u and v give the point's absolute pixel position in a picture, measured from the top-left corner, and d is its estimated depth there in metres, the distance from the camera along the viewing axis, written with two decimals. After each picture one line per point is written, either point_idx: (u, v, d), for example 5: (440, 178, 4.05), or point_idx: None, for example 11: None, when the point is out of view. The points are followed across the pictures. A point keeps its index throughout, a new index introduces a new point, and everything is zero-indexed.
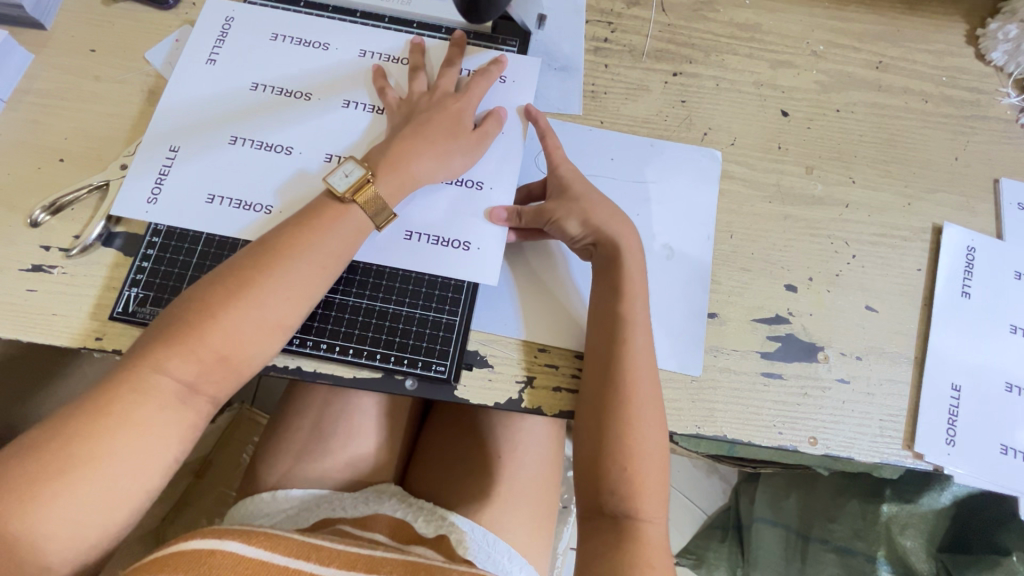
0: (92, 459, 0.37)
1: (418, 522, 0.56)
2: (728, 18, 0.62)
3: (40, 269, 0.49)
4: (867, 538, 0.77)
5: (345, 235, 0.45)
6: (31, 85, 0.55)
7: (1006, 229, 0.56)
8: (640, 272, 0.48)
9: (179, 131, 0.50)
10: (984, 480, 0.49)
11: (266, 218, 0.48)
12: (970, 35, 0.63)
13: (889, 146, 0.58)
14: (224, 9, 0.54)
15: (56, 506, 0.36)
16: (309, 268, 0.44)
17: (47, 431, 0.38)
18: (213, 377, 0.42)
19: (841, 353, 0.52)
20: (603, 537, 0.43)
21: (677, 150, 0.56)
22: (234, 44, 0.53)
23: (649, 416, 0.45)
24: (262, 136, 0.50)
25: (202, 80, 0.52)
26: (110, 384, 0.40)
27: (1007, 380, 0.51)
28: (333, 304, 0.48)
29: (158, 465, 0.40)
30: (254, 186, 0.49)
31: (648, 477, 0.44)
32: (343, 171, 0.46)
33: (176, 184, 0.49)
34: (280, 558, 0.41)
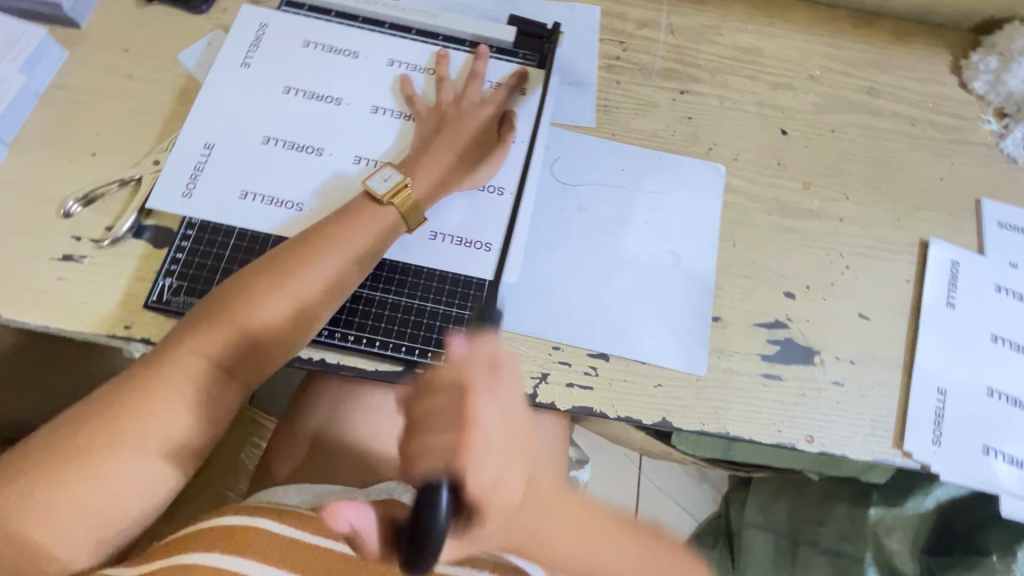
0: (132, 438, 0.40)
1: None
2: (732, 42, 0.66)
3: (71, 259, 0.51)
4: (855, 541, 0.79)
5: (380, 234, 0.49)
6: (64, 81, 0.57)
7: (986, 245, 0.60)
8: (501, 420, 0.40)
9: (214, 129, 0.52)
10: (967, 478, 0.52)
11: (297, 215, 0.51)
12: (954, 65, 0.67)
13: (880, 165, 0.62)
14: (259, 16, 0.56)
15: (102, 480, 0.39)
16: (343, 263, 0.47)
17: (91, 409, 0.41)
18: (248, 361, 0.45)
19: (835, 357, 0.55)
20: None
21: (684, 163, 0.60)
22: (268, 49, 0.55)
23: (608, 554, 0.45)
24: (294, 137, 0.53)
25: (237, 82, 0.54)
26: (154, 364, 0.42)
27: (988, 386, 0.55)
28: (360, 299, 0.50)
29: (194, 446, 0.43)
30: (287, 185, 0.51)
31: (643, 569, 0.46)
32: (381, 175, 0.50)
33: (211, 180, 0.51)
34: (311, 537, 0.44)
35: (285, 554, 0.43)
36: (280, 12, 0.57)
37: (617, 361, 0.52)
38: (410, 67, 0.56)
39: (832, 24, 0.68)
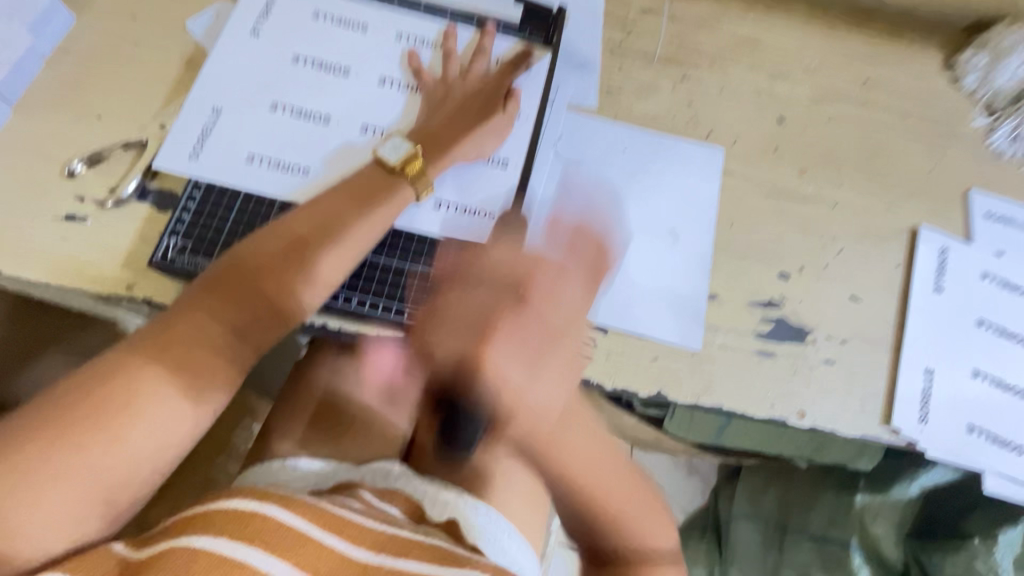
0: (150, 397, 0.41)
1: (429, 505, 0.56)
2: (733, 32, 0.67)
3: (73, 219, 0.51)
4: (841, 525, 0.82)
5: (391, 204, 0.50)
6: (71, 45, 0.57)
7: (973, 233, 0.62)
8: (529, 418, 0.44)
9: (223, 94, 0.53)
10: (952, 455, 0.54)
11: (304, 180, 0.51)
12: (946, 62, 0.69)
13: (873, 154, 0.64)
14: None
15: (120, 436, 0.40)
16: (358, 232, 0.49)
17: (96, 374, 0.41)
18: (263, 326, 0.47)
19: (828, 336, 0.56)
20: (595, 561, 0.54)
21: (683, 146, 0.61)
22: (279, 19, 0.56)
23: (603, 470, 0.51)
24: (303, 105, 0.53)
25: (246, 50, 0.54)
26: (170, 327, 0.43)
27: (974, 367, 0.56)
28: (367, 265, 0.51)
29: (206, 408, 0.44)
30: (294, 149, 0.52)
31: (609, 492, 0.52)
32: (392, 144, 0.51)
33: (218, 142, 0.51)
34: (315, 532, 0.43)
35: (289, 543, 0.42)
36: None
37: (615, 334, 0.53)
38: (418, 41, 0.57)
39: (830, 19, 0.70)
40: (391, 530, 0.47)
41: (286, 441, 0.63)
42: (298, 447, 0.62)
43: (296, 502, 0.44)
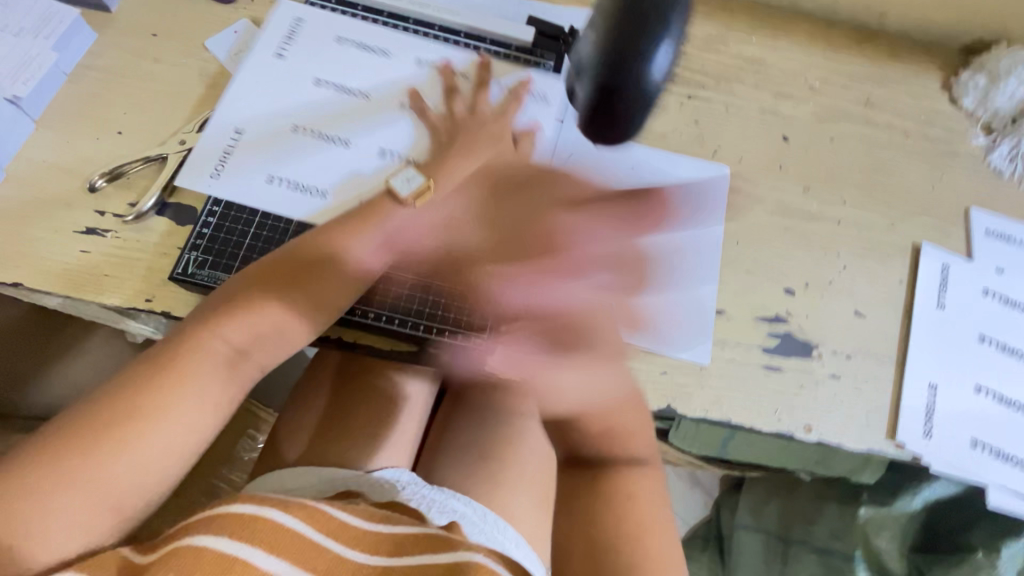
0: (154, 411, 0.42)
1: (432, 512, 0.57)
2: (737, 52, 0.69)
3: (94, 232, 0.52)
4: (845, 538, 0.82)
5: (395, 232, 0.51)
6: (93, 61, 0.58)
7: (974, 250, 0.63)
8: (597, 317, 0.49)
9: (247, 114, 0.54)
10: (956, 469, 0.55)
11: (322, 203, 0.52)
12: (945, 82, 0.71)
13: (876, 172, 0.65)
14: (294, 11, 0.58)
15: (127, 450, 0.41)
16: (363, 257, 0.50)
17: (105, 396, 0.42)
18: (263, 346, 0.47)
19: (833, 351, 0.57)
20: (577, 490, 0.50)
21: (689, 163, 0.62)
22: (303, 43, 0.57)
23: (631, 426, 0.48)
24: (323, 129, 0.54)
25: (271, 75, 0.56)
26: (174, 346, 0.45)
27: (976, 383, 0.57)
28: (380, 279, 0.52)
29: (209, 419, 0.45)
30: (313, 172, 0.53)
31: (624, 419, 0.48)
32: (405, 175, 0.53)
33: (239, 162, 0.53)
34: (313, 534, 0.43)
35: (289, 545, 0.42)
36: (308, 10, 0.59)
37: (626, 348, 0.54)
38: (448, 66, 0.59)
39: (832, 39, 0.71)
40: (390, 528, 0.47)
41: (295, 449, 0.63)
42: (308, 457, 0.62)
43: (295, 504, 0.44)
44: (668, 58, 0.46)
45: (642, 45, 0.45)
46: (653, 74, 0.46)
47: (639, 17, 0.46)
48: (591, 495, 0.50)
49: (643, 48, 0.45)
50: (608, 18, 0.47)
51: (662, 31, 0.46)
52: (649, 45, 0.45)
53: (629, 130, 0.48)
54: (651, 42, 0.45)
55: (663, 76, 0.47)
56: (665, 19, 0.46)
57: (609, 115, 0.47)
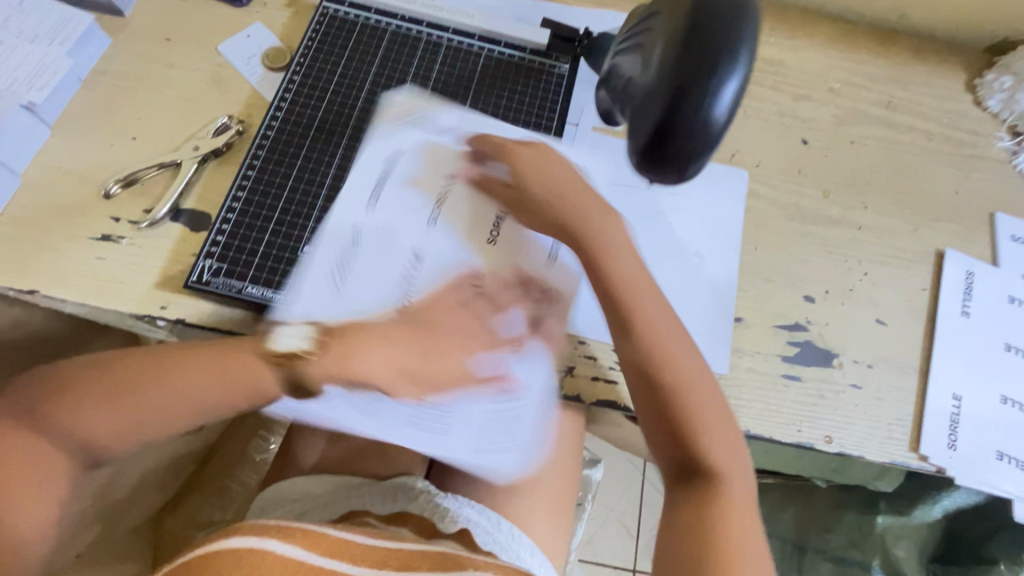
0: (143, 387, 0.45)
1: (438, 520, 0.57)
2: (755, 54, 0.68)
3: (109, 239, 0.52)
4: (863, 547, 0.82)
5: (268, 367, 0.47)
6: (107, 66, 0.58)
7: (1000, 257, 0.62)
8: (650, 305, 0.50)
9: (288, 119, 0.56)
10: (983, 483, 0.53)
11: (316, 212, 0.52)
12: (969, 84, 0.69)
13: (898, 177, 0.64)
14: (356, 26, 0.60)
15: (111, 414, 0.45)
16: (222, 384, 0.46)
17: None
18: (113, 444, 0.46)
19: (854, 360, 0.56)
20: (693, 509, 0.46)
21: (706, 167, 0.61)
22: (353, 55, 0.59)
23: (705, 400, 0.48)
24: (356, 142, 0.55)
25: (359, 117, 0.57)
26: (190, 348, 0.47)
27: (1002, 394, 0.56)
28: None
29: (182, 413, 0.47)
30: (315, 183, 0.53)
31: (707, 417, 0.47)
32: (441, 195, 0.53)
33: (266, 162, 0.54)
34: (316, 558, 0.46)
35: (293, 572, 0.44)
36: (323, 15, 0.60)
37: None
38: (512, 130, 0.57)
39: (852, 39, 0.70)
40: (394, 546, 0.50)
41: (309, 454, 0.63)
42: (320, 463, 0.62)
43: (293, 531, 0.47)
44: (736, 95, 0.40)
45: (707, 82, 0.40)
46: (715, 112, 0.40)
47: (703, 50, 0.40)
48: (701, 495, 0.46)
49: (705, 85, 0.40)
50: (668, 48, 0.42)
51: (728, 65, 0.40)
52: (713, 81, 0.40)
53: (685, 170, 0.43)
54: (713, 85, 0.40)
55: (727, 116, 0.41)
56: (734, 52, 0.40)
57: (665, 153, 0.42)
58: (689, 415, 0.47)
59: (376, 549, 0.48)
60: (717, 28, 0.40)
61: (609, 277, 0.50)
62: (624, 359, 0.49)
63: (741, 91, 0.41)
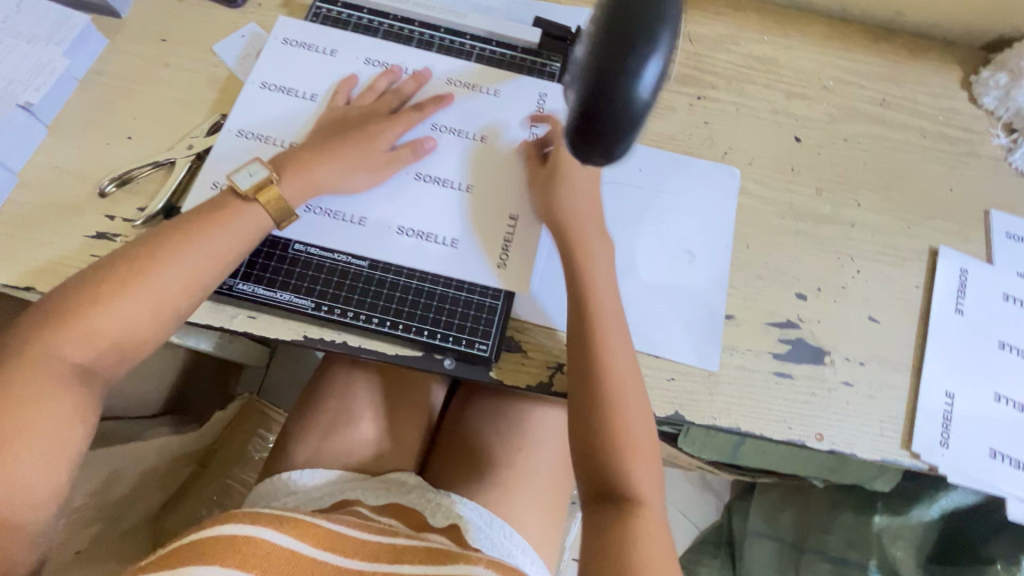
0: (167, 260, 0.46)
1: (429, 514, 0.58)
2: (749, 52, 0.67)
3: (104, 237, 0.52)
4: (860, 547, 0.79)
5: (243, 231, 0.49)
6: (104, 67, 0.59)
7: (994, 255, 0.61)
8: (606, 315, 0.50)
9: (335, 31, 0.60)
10: (975, 481, 0.53)
11: (302, 104, 0.57)
12: (965, 80, 0.69)
13: (891, 174, 0.64)
14: (349, 22, 0.60)
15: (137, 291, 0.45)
16: (201, 259, 0.47)
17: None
18: (107, 357, 0.45)
19: (846, 357, 0.56)
20: (604, 517, 0.47)
21: (698, 166, 0.61)
22: (350, 37, 0.59)
23: (632, 405, 0.48)
24: (383, 58, 0.59)
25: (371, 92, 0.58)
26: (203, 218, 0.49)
27: (996, 391, 0.56)
28: (373, 279, 0.52)
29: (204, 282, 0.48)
30: (308, 78, 0.58)
31: (634, 428, 0.48)
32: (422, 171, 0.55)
33: (299, 48, 0.58)
34: (309, 549, 0.47)
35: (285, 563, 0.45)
36: (316, 15, 0.60)
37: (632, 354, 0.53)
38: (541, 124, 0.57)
39: (846, 36, 0.70)
40: (386, 540, 0.51)
41: (303, 449, 0.63)
42: (311, 458, 0.62)
43: (286, 522, 0.47)
44: (659, 75, 0.36)
45: (626, 61, 0.35)
46: (636, 94, 0.36)
47: (624, 29, 0.36)
48: (612, 515, 0.47)
49: (625, 66, 0.35)
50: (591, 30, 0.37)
51: (649, 48, 0.35)
52: (633, 60, 0.35)
53: (611, 155, 0.39)
54: (633, 65, 0.35)
55: (649, 97, 0.36)
56: (653, 29, 0.36)
57: (585, 140, 0.38)
58: (620, 435, 0.48)
59: (367, 543, 0.49)
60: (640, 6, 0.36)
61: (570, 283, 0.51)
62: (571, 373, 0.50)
63: (664, 71, 0.36)
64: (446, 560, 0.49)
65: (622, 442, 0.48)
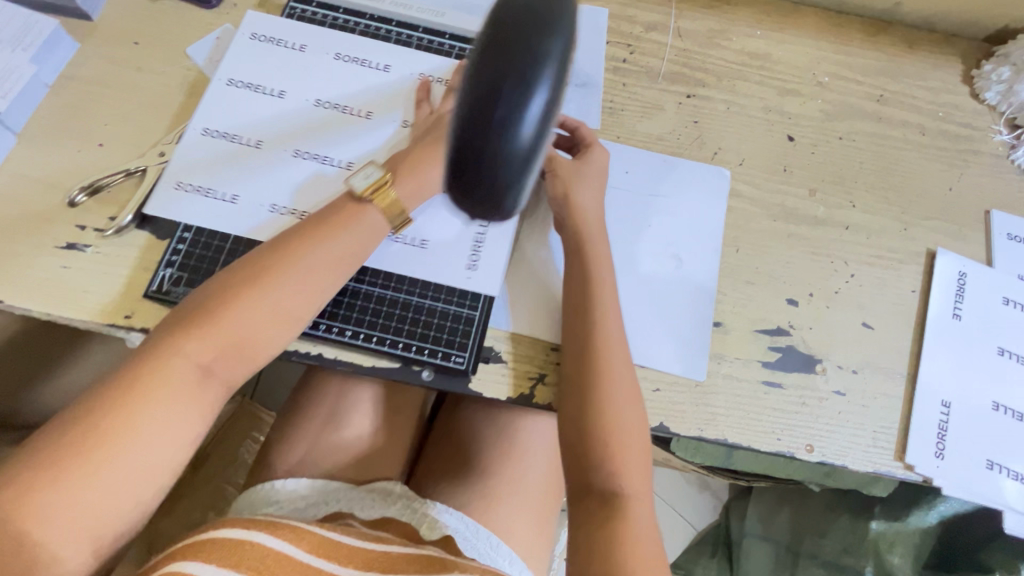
0: (297, 258, 0.46)
1: (422, 526, 0.57)
2: (740, 47, 0.65)
3: (74, 247, 0.51)
4: (856, 553, 0.79)
5: (365, 234, 0.48)
6: (75, 72, 0.57)
7: (995, 257, 0.59)
8: (614, 302, 0.49)
9: (308, 27, 0.59)
10: (970, 493, 0.51)
11: (268, 100, 0.56)
12: (966, 75, 0.66)
13: (888, 174, 0.62)
14: (321, 23, 0.59)
15: (270, 290, 0.45)
16: (326, 263, 0.47)
17: (78, 411, 0.40)
18: (227, 360, 0.45)
19: (838, 365, 0.54)
20: (588, 519, 0.44)
21: (688, 167, 0.59)
22: (322, 34, 0.58)
23: (630, 402, 0.46)
24: (358, 54, 0.58)
25: (342, 88, 0.57)
26: (328, 217, 0.48)
27: (994, 400, 0.54)
28: (346, 290, 0.51)
29: (328, 284, 0.47)
30: (272, 75, 0.57)
31: (629, 427, 0.46)
32: (364, 173, 0.49)
33: (266, 45, 0.57)
34: (304, 554, 0.46)
35: (280, 568, 0.44)
36: (290, 15, 0.59)
37: None
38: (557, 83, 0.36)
39: (843, 30, 0.67)
40: (379, 547, 0.50)
41: (284, 460, 0.61)
42: (294, 466, 0.60)
43: (279, 527, 0.46)
44: (546, 120, 0.27)
45: (500, 107, 0.26)
46: (515, 144, 0.27)
47: (500, 65, 0.27)
48: (599, 517, 0.44)
49: (504, 113, 0.26)
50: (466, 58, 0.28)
51: (534, 80, 0.27)
52: (509, 105, 0.26)
53: (503, 207, 0.30)
54: (513, 107, 0.26)
55: (532, 142, 0.27)
56: (534, 64, 0.27)
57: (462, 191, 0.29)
58: (614, 434, 0.45)
59: (360, 551, 0.49)
60: (525, 33, 0.27)
61: (584, 274, 0.49)
62: (570, 362, 0.48)
63: (555, 108, 0.28)
64: (440, 569, 0.49)
65: (616, 438, 0.45)
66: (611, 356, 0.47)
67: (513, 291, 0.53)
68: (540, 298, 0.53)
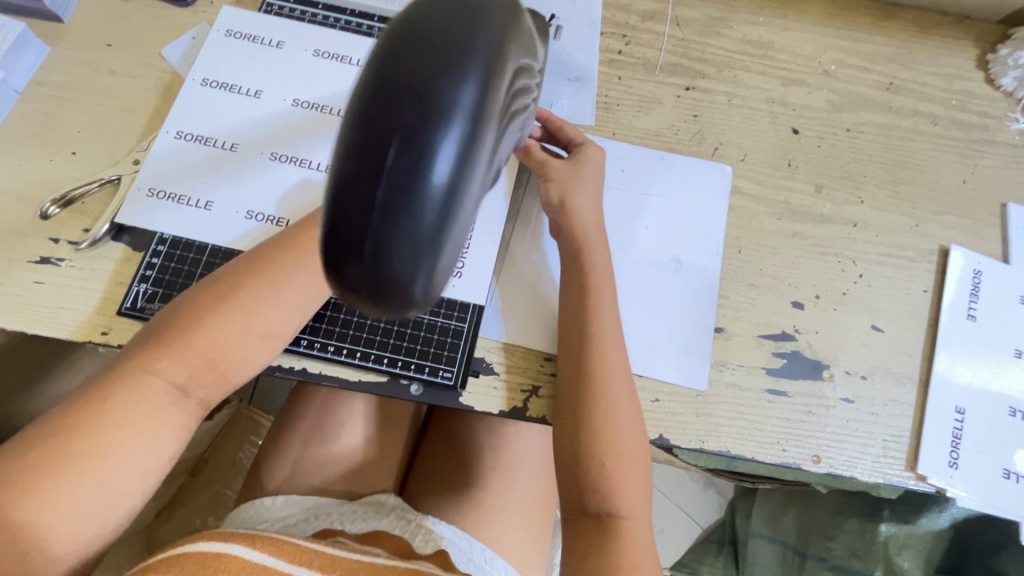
0: (274, 275, 0.44)
1: (416, 539, 0.55)
2: (741, 35, 0.62)
3: (48, 262, 0.49)
4: (864, 557, 0.76)
5: None
6: (46, 77, 0.55)
7: (1011, 254, 0.57)
8: (612, 313, 0.46)
9: (286, 24, 0.56)
10: (987, 504, 0.49)
11: (245, 101, 0.54)
12: (981, 59, 0.63)
13: (899, 167, 0.59)
14: (299, 18, 0.57)
15: (248, 308, 0.43)
16: (304, 281, 0.45)
17: (46, 430, 0.38)
18: (203, 379, 0.43)
19: (846, 371, 0.52)
20: (585, 539, 0.43)
21: (686, 163, 0.57)
22: (300, 30, 0.56)
23: (628, 422, 0.44)
24: (339, 50, 0.56)
25: (322, 86, 0.54)
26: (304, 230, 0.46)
27: (1010, 405, 0.52)
28: (329, 303, 0.49)
29: (308, 302, 0.45)
30: (248, 73, 0.54)
31: (628, 448, 0.44)
32: None
33: (241, 44, 0.55)
34: (282, 564, 0.43)
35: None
36: (267, 12, 0.57)
37: None
38: (537, 89, 0.30)
39: (850, 14, 0.64)
40: (366, 560, 0.48)
41: (274, 474, 0.59)
42: (285, 481, 0.59)
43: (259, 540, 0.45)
44: (453, 170, 0.22)
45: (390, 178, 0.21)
46: (421, 220, 0.21)
47: (383, 118, 0.21)
48: (597, 540, 0.42)
49: (390, 188, 0.21)
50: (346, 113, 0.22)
51: (430, 132, 0.21)
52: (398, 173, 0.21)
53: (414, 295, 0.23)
54: (401, 174, 0.21)
55: (445, 213, 0.22)
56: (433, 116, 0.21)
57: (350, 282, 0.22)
58: (612, 456, 0.43)
59: (346, 561, 0.46)
60: (414, 72, 0.21)
61: (578, 282, 0.46)
62: (566, 378, 0.46)
63: (469, 163, 0.22)
64: None
65: (613, 464, 0.43)
66: (608, 372, 0.45)
67: (505, 300, 0.51)
68: (533, 307, 0.51)
